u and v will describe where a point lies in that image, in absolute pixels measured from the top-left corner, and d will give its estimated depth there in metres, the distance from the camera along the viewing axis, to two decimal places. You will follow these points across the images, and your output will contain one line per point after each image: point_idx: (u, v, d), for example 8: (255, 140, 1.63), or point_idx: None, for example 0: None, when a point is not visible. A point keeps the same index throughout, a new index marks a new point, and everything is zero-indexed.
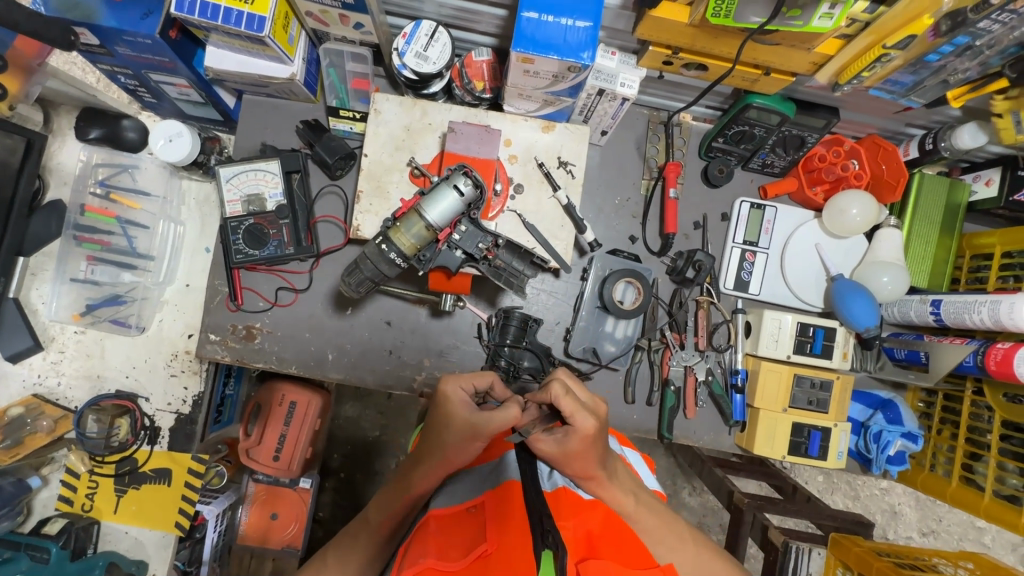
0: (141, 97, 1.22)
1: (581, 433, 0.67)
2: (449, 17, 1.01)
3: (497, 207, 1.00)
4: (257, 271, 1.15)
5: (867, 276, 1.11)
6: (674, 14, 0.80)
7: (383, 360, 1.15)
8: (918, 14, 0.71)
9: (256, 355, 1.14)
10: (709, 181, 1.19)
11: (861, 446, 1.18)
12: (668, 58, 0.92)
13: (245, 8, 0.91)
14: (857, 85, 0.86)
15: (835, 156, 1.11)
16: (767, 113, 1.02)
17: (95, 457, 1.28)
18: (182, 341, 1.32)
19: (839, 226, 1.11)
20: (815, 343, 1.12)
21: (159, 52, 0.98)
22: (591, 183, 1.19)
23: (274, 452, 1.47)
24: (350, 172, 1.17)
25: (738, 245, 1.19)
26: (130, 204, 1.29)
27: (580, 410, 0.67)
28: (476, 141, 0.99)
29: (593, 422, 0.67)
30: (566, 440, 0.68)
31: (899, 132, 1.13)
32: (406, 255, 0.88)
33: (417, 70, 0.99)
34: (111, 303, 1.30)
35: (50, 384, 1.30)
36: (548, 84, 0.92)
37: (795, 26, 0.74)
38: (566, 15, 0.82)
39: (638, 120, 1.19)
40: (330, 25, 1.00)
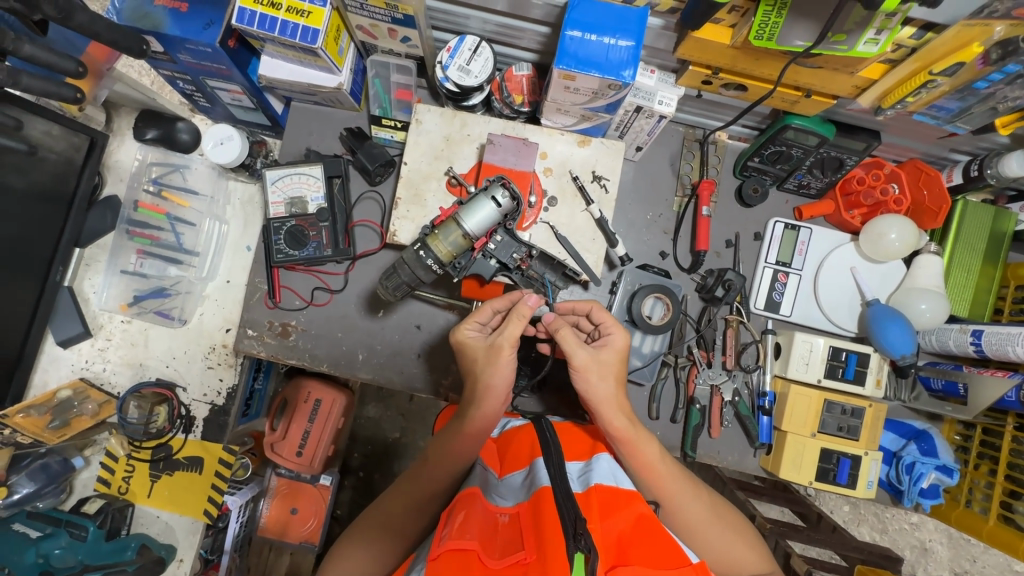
0: (196, 102, 1.29)
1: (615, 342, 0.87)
2: (493, 33, 1.04)
3: (531, 218, 1.02)
4: (295, 271, 1.19)
5: (903, 303, 1.09)
6: (717, 36, 0.81)
7: (411, 362, 1.18)
8: (969, 41, 0.71)
9: (290, 352, 1.18)
10: (742, 199, 1.19)
11: (892, 477, 1.15)
12: (708, 78, 0.93)
13: (300, 21, 0.95)
14: (900, 109, 0.86)
15: (874, 179, 1.10)
16: (805, 134, 1.02)
17: (134, 441, 1.34)
18: (220, 334, 1.37)
19: (877, 251, 1.10)
20: (847, 369, 1.10)
21: (218, 60, 1.04)
22: (623, 198, 1.20)
23: (299, 447, 1.50)
24: (388, 179, 1.21)
25: (771, 265, 1.17)
26: (180, 202, 1.36)
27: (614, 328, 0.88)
28: (513, 154, 1.01)
29: (622, 338, 0.87)
30: (601, 351, 0.85)
31: (942, 157, 1.11)
32: (442, 262, 0.90)
33: (459, 83, 1.02)
34: (156, 295, 1.36)
35: (96, 369, 1.37)
36: (587, 101, 0.94)
37: (839, 50, 0.74)
38: (609, 34, 0.83)
39: (674, 137, 1.20)
40: (378, 38, 1.04)
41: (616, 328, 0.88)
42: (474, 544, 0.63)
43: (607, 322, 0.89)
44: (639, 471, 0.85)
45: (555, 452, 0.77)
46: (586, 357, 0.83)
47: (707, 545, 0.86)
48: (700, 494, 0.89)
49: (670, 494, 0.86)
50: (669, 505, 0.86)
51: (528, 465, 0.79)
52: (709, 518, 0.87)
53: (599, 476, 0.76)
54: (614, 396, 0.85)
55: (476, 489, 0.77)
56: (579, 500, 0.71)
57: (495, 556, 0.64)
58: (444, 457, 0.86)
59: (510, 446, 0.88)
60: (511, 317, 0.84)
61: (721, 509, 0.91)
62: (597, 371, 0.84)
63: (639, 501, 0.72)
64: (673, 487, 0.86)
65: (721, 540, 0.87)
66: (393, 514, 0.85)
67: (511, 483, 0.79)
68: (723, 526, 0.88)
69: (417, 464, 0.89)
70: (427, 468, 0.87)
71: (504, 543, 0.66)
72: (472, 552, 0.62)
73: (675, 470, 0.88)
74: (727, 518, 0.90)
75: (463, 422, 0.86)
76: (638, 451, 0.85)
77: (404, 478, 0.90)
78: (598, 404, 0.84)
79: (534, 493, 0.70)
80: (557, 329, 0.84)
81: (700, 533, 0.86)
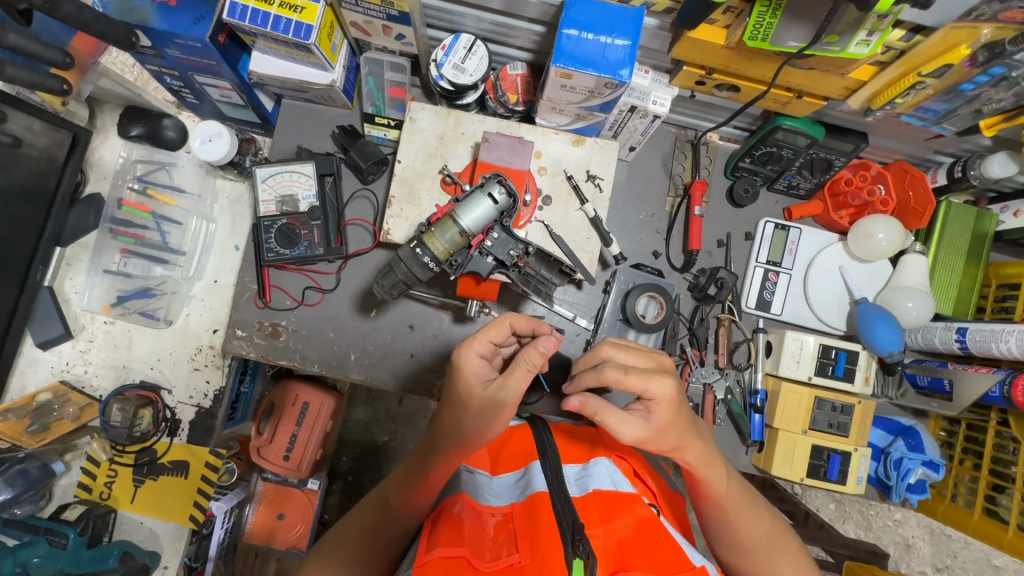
0: (184, 98, 1.26)
1: (660, 400, 0.70)
2: (487, 31, 1.04)
3: (526, 217, 1.02)
4: (286, 270, 1.17)
5: (890, 301, 1.11)
6: (711, 36, 0.82)
7: (403, 363, 1.17)
8: (955, 44, 0.72)
9: (281, 353, 1.16)
10: (735, 200, 1.20)
11: (880, 473, 1.17)
12: (701, 78, 0.94)
13: (293, 16, 0.94)
14: (889, 111, 0.87)
15: (862, 180, 1.12)
16: (794, 135, 1.04)
17: (116, 446, 1.31)
18: (208, 335, 1.35)
19: (866, 251, 1.12)
20: (837, 366, 1.11)
21: (207, 55, 1.02)
22: (617, 198, 1.20)
23: (286, 452, 1.48)
24: (381, 177, 1.20)
25: (761, 265, 1.19)
26: (165, 200, 1.32)
27: (651, 380, 0.69)
28: (508, 152, 1.01)
29: (670, 387, 0.70)
30: (650, 415, 0.71)
31: (926, 159, 1.13)
32: (439, 259, 0.89)
33: (454, 81, 1.02)
34: (141, 296, 1.33)
35: (77, 371, 1.33)
36: (582, 100, 0.94)
37: (832, 51, 0.75)
38: (605, 33, 0.84)
39: (666, 138, 1.21)
40: (372, 36, 1.04)
41: (652, 382, 0.69)
42: (465, 551, 0.62)
43: (636, 384, 0.70)
44: (704, 495, 0.80)
45: (552, 455, 0.76)
46: (637, 429, 0.70)
47: (756, 567, 0.81)
48: (763, 516, 0.82)
49: (732, 519, 0.80)
50: (727, 527, 0.81)
51: (523, 468, 0.77)
52: (766, 543, 0.81)
53: (597, 479, 0.75)
54: (688, 437, 0.74)
55: (461, 492, 0.74)
56: (576, 504, 0.71)
57: (486, 558, 0.63)
58: (406, 501, 0.77)
59: (503, 448, 0.85)
60: (519, 365, 0.71)
61: (779, 531, 0.82)
62: (670, 433, 0.72)
63: (639, 503, 0.72)
64: (738, 514, 0.80)
65: (774, 568, 0.80)
66: (352, 548, 0.78)
67: (504, 483, 0.77)
68: (773, 555, 0.81)
69: (379, 497, 0.81)
70: (386, 509, 0.78)
71: (498, 543, 0.65)
72: (463, 559, 0.61)
73: (745, 498, 0.81)
74: (781, 544, 0.82)
75: (425, 469, 0.75)
76: (706, 481, 0.78)
77: (365, 506, 0.82)
78: (673, 450, 0.74)
79: (529, 497, 0.69)
80: (594, 408, 0.71)
81: (752, 558, 0.81)
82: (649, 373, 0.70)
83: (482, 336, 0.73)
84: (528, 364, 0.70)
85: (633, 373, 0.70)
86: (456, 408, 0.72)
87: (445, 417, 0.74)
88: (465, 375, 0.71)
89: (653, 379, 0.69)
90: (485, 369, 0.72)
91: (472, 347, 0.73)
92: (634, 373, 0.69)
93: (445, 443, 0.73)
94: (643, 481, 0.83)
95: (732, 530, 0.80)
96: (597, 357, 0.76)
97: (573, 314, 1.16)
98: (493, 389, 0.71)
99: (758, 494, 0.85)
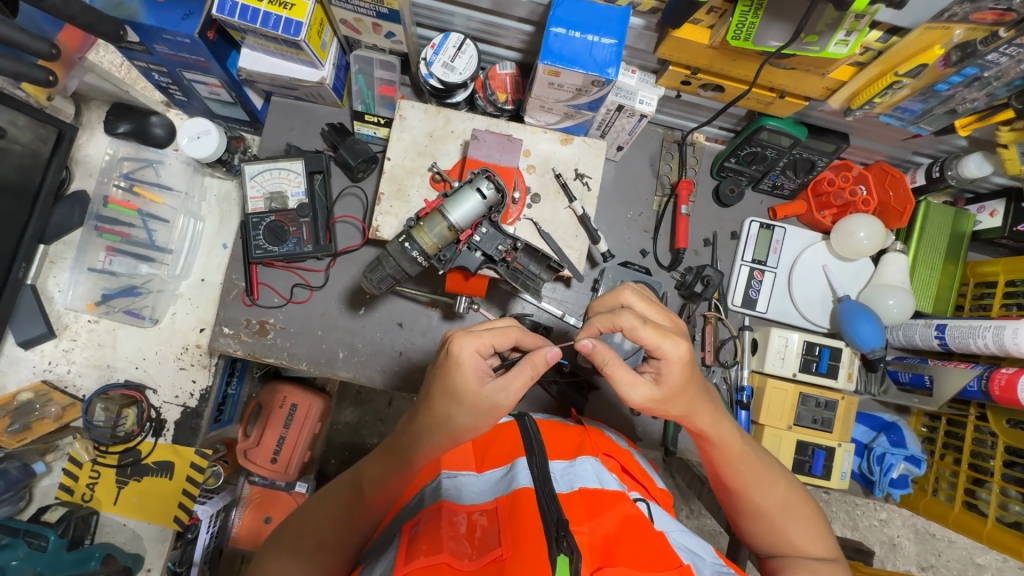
0: (172, 95, 1.26)
1: (672, 360, 0.70)
2: (477, 30, 1.05)
3: (515, 213, 1.03)
4: (274, 267, 1.17)
5: (872, 298, 1.14)
6: (695, 36, 0.84)
7: (392, 360, 1.16)
8: (930, 44, 0.75)
9: (268, 350, 1.15)
10: (721, 200, 1.22)
11: (864, 468, 1.19)
12: (687, 78, 0.95)
13: (283, 13, 0.94)
14: (868, 110, 0.90)
15: (843, 180, 1.14)
16: (778, 135, 1.06)
17: (99, 446, 1.29)
18: (194, 334, 1.33)
19: (849, 249, 1.14)
20: (821, 362, 1.13)
21: (196, 51, 1.02)
22: (605, 197, 1.22)
23: (272, 454, 1.46)
24: (371, 175, 1.20)
25: (747, 263, 1.21)
26: (152, 198, 1.31)
27: (666, 338, 0.69)
28: (496, 149, 1.01)
29: (684, 349, 0.70)
30: (662, 377, 0.72)
31: (906, 159, 1.16)
32: (427, 254, 0.90)
33: (443, 79, 1.02)
34: (126, 294, 1.31)
35: (60, 371, 1.31)
36: (570, 98, 0.96)
37: (811, 52, 0.77)
38: (592, 32, 0.85)
39: (653, 138, 1.23)
40: (362, 33, 1.04)
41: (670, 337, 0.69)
42: (445, 553, 0.62)
43: (650, 340, 0.69)
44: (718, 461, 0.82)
45: (538, 452, 0.76)
46: (648, 390, 0.72)
47: (769, 532, 0.82)
48: (777, 483, 0.83)
49: (746, 482, 0.81)
50: (740, 491, 0.82)
51: (509, 464, 0.77)
52: (780, 507, 0.81)
53: (583, 477, 0.76)
54: (698, 402, 0.76)
55: (445, 500, 0.71)
56: (562, 501, 0.71)
57: (468, 557, 0.64)
58: (380, 483, 0.77)
59: (488, 444, 0.84)
60: (522, 370, 0.70)
61: (792, 497, 0.83)
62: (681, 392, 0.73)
63: (625, 500, 0.72)
64: (752, 476, 0.82)
65: (788, 529, 0.81)
66: (320, 531, 0.77)
67: (490, 479, 0.77)
68: (785, 520, 0.81)
69: (352, 481, 0.80)
70: (361, 489, 0.78)
71: (481, 537, 0.66)
72: (445, 563, 0.61)
73: (760, 462, 0.83)
74: (795, 509, 0.82)
75: (401, 449, 0.75)
76: (721, 442, 0.81)
77: (334, 492, 0.81)
78: (684, 414, 0.77)
79: (513, 491, 0.70)
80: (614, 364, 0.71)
81: (765, 523, 0.81)
82: (664, 331, 0.69)
83: (487, 334, 0.70)
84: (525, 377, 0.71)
85: (651, 327, 0.69)
86: (449, 400, 0.70)
87: (435, 406, 0.71)
88: (462, 369, 0.69)
89: (668, 335, 0.69)
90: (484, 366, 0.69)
91: (473, 344, 0.69)
92: (648, 327, 0.69)
93: (431, 428, 0.72)
94: (632, 476, 0.84)
95: (745, 494, 0.82)
96: (615, 302, 0.76)
97: (562, 312, 1.17)
98: (491, 390, 0.70)
99: (771, 457, 0.86)
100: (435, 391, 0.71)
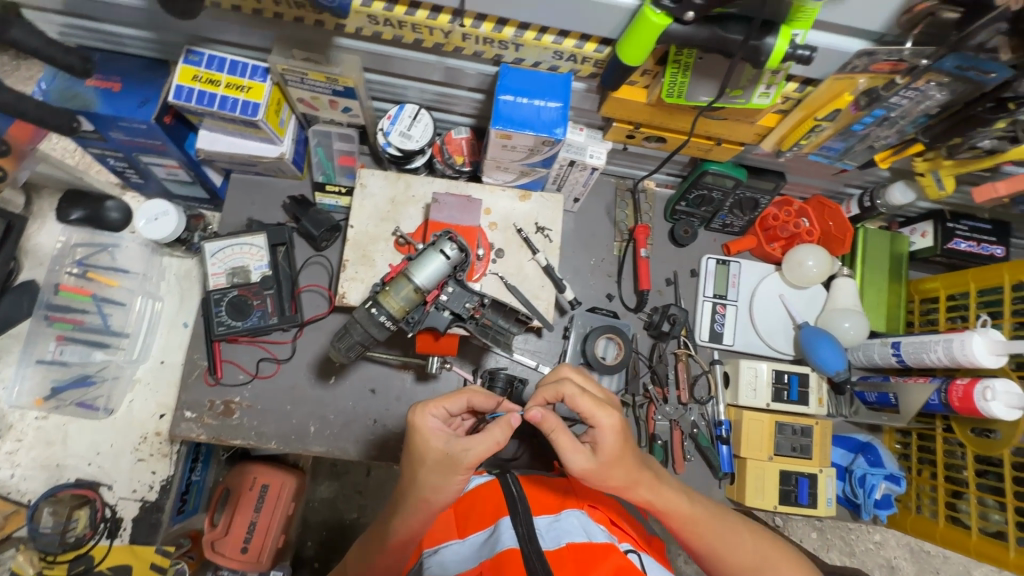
0: (128, 178, 1.26)
1: (605, 428, 0.72)
2: (430, 101, 1.10)
3: (480, 270, 1.05)
4: (238, 343, 1.14)
5: (830, 322, 1.19)
6: (634, 95, 0.90)
7: (367, 429, 1.13)
8: (840, 91, 0.82)
9: (234, 432, 1.10)
10: (677, 240, 1.28)
11: (848, 492, 1.19)
12: (630, 133, 1.02)
13: (240, 96, 0.97)
14: (797, 151, 0.97)
15: (786, 215, 1.23)
16: (721, 178, 1.14)
17: (46, 557, 1.18)
18: (154, 421, 1.28)
19: (799, 278, 1.21)
20: (791, 390, 1.16)
21: (153, 136, 1.03)
22: (567, 247, 1.25)
23: (243, 542, 1.35)
24: (334, 244, 1.20)
25: (709, 299, 1.25)
26: (108, 282, 1.27)
27: (601, 409, 0.72)
28: (456, 211, 1.03)
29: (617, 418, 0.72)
30: (599, 447, 0.73)
31: (839, 192, 1.25)
32: (396, 318, 0.89)
33: (401, 148, 1.06)
34: (78, 386, 1.24)
35: (3, 476, 1.23)
36: (523, 157, 1.00)
37: (738, 103, 0.83)
38: (538, 96, 0.91)
39: (607, 188, 1.29)
40: (318, 110, 1.07)
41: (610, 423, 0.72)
42: None
43: (585, 408, 0.72)
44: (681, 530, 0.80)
45: (523, 511, 0.73)
46: (586, 461, 0.72)
47: None
48: (744, 531, 0.82)
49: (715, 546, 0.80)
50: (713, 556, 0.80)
51: (493, 526, 0.74)
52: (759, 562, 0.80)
53: (571, 532, 0.73)
54: (637, 471, 0.75)
55: None
56: (551, 561, 0.69)
57: None
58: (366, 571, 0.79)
59: (470, 506, 0.81)
60: (488, 430, 0.71)
61: (764, 542, 0.82)
62: (617, 463, 0.73)
63: (615, 551, 0.70)
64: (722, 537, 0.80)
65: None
66: None
67: (475, 544, 0.74)
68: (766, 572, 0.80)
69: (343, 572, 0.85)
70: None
71: None
72: None
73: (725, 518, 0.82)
74: (773, 553, 0.82)
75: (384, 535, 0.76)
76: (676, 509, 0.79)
77: None
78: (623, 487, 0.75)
79: (498, 555, 0.68)
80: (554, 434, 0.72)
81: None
82: (599, 402, 0.73)
83: (440, 400, 0.75)
84: (489, 441, 0.70)
85: (588, 396, 0.73)
86: (416, 464, 0.71)
87: (406, 473, 0.73)
88: (422, 433, 0.71)
89: (606, 408, 0.73)
90: (442, 427, 0.72)
91: (430, 412, 0.73)
92: (586, 396, 0.73)
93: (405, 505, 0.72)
94: (620, 527, 0.82)
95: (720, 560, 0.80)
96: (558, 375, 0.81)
97: (536, 363, 1.18)
98: (453, 446, 0.70)
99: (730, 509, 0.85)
100: (406, 461, 0.73)
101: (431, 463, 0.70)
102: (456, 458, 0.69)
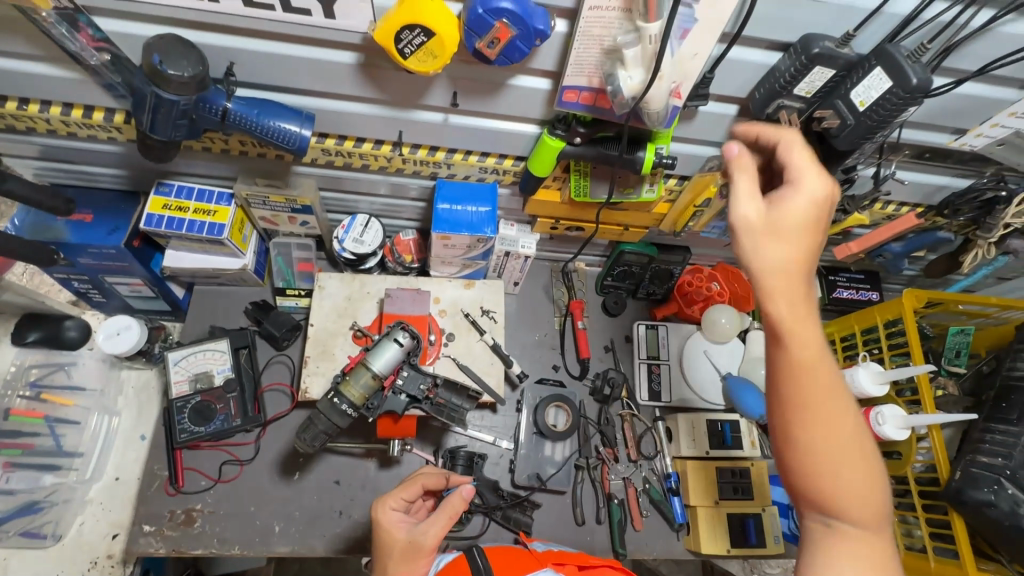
0: (91, 298, 1.32)
1: (805, 191, 0.62)
2: (380, 210, 1.27)
3: (433, 353, 1.16)
4: (200, 448, 1.17)
5: (749, 371, 1.34)
6: (550, 196, 1.09)
7: (332, 523, 1.14)
8: (705, 184, 1.02)
9: (195, 541, 1.10)
10: (609, 311, 1.44)
11: (790, 528, 1.28)
12: (554, 225, 1.20)
13: (207, 218, 1.09)
14: (691, 228, 1.17)
15: (699, 281, 1.41)
16: (638, 256, 1.33)
17: None
18: (105, 543, 1.23)
19: (716, 334, 1.36)
20: (725, 436, 1.27)
21: (120, 259, 1.12)
22: (512, 326, 1.39)
23: None
24: (295, 342, 1.28)
25: (644, 360, 1.39)
26: (62, 402, 1.28)
27: (808, 171, 0.64)
28: (409, 303, 1.15)
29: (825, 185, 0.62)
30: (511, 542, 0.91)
31: (738, 258, 1.47)
32: (356, 404, 0.97)
33: (355, 251, 1.20)
34: (23, 513, 1.20)
35: None
36: (464, 253, 1.15)
37: (631, 198, 1.03)
38: (470, 202, 1.07)
39: (543, 270, 1.46)
40: (279, 225, 1.21)
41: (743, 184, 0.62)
42: None
43: (794, 162, 0.65)
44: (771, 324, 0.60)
45: None
46: (752, 213, 0.61)
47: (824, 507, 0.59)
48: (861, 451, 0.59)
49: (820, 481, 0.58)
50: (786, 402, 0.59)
51: None
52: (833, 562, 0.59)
53: None
54: (794, 282, 0.59)
55: None
56: None
57: None
58: None
59: None
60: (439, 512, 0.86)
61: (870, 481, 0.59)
62: (771, 236, 0.60)
63: None
64: (831, 449, 0.58)
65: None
66: None
67: None
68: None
69: None
70: None
71: None
72: None
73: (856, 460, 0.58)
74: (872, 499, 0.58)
75: None
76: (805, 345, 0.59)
77: None
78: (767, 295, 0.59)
79: None
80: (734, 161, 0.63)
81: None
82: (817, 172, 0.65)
83: (398, 492, 0.91)
84: (439, 522, 0.85)
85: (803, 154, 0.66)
86: (383, 554, 0.85)
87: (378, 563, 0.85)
88: (385, 528, 0.86)
89: (789, 203, 0.61)
90: (400, 517, 0.87)
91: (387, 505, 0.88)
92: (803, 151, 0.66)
93: None
94: None
95: (804, 494, 0.60)
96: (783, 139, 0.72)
97: (493, 437, 1.25)
98: (414, 534, 0.84)
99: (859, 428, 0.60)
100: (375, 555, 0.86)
101: (396, 551, 0.83)
102: (414, 544, 0.84)
